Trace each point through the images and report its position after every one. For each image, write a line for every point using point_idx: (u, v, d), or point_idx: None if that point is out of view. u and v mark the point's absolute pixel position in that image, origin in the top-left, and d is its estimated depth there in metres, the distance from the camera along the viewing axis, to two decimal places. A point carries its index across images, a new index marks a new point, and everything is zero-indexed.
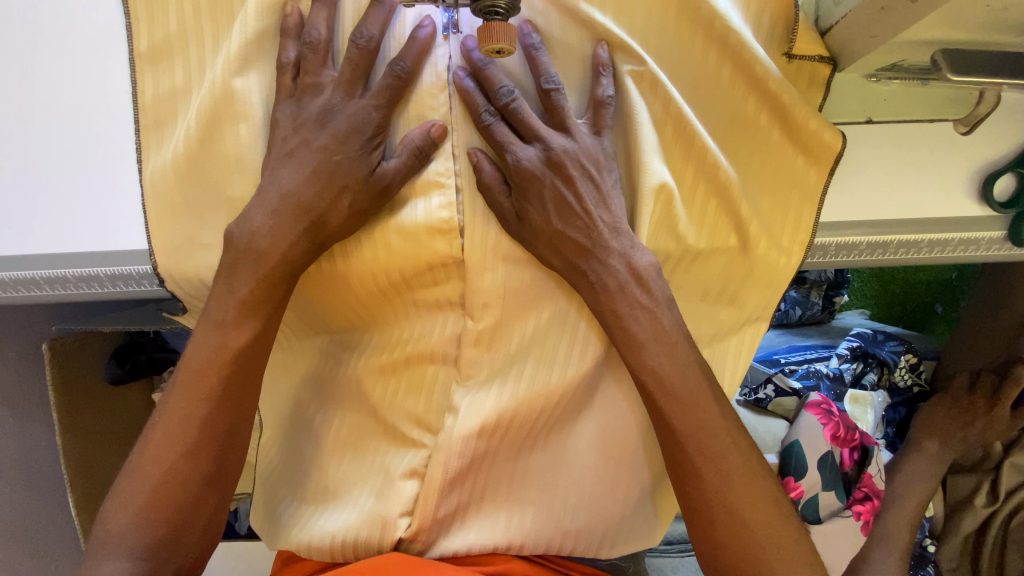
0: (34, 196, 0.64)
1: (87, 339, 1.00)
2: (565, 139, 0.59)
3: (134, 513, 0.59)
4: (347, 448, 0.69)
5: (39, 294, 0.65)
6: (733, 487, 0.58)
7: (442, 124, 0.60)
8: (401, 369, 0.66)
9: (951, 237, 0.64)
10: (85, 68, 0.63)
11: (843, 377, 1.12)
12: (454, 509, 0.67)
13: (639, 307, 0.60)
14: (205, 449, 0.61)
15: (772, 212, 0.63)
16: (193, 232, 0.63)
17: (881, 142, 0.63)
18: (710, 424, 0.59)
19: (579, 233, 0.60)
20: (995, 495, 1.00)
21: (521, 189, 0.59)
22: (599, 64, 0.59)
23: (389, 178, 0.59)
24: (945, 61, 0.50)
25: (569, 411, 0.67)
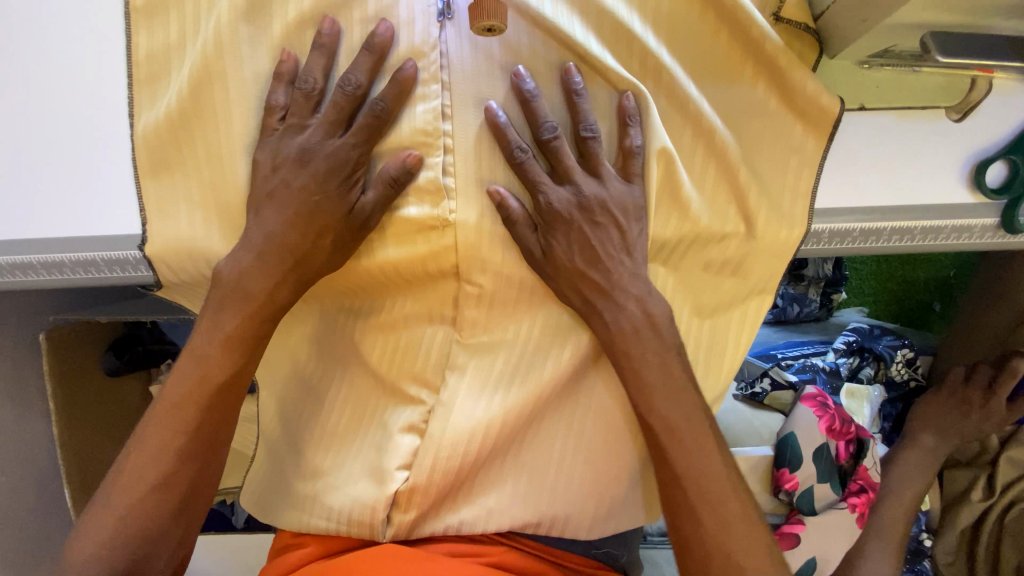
0: (33, 173, 0.64)
1: (83, 330, 1.01)
2: (596, 186, 0.61)
3: (102, 542, 0.58)
4: (351, 419, 0.71)
5: (36, 279, 0.66)
6: (729, 531, 0.60)
7: (418, 154, 0.60)
8: (387, 331, 0.68)
9: (944, 225, 0.64)
10: (83, 39, 0.63)
11: (839, 370, 1.11)
12: (449, 486, 0.68)
13: (633, 294, 0.62)
14: (176, 480, 0.61)
15: (771, 181, 0.63)
16: (189, 192, 0.63)
17: (874, 127, 0.63)
18: (693, 428, 0.63)
19: (599, 275, 0.62)
20: (991, 489, 0.99)
21: (549, 227, 0.61)
22: (626, 115, 0.60)
23: (369, 210, 0.60)
24: (935, 44, 0.51)
25: (569, 383, 0.69)
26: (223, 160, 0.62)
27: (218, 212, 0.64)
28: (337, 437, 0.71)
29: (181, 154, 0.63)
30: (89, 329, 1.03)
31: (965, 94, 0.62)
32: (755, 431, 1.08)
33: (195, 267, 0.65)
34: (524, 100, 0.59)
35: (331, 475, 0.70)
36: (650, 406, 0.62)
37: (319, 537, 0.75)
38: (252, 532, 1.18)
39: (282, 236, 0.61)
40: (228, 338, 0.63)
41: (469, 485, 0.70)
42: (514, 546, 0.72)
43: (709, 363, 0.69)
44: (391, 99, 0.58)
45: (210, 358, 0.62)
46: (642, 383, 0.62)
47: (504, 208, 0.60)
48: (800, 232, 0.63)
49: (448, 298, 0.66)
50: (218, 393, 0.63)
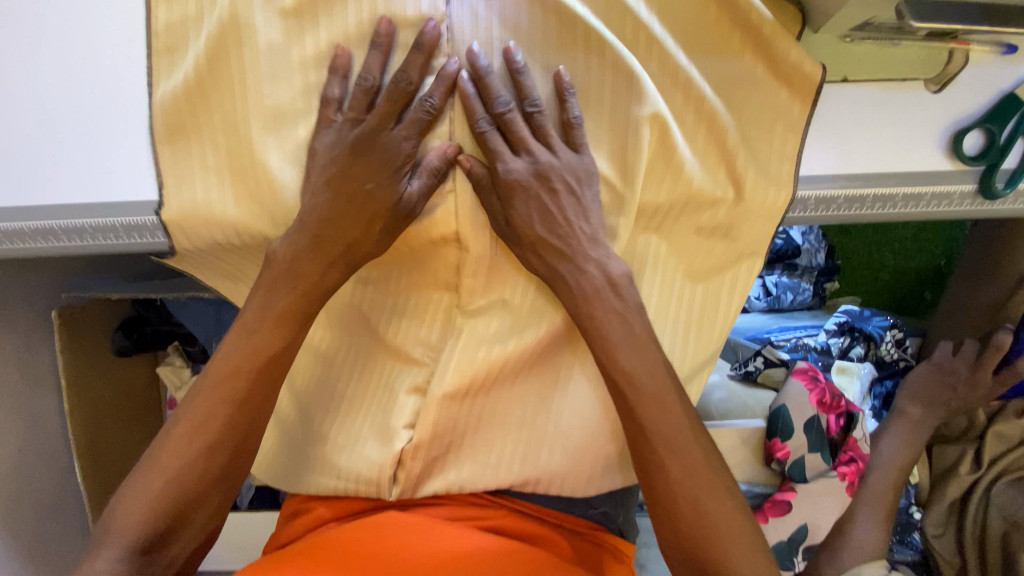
0: (55, 142, 0.67)
1: (93, 307, 1.04)
2: (548, 154, 0.64)
3: (149, 500, 0.61)
4: (359, 381, 0.74)
5: (56, 245, 0.68)
6: (694, 480, 0.64)
7: (457, 146, 0.64)
8: (395, 295, 0.71)
9: (923, 191, 0.67)
10: (106, 13, 0.67)
11: (830, 350, 1.15)
12: (449, 444, 0.73)
13: (607, 260, 0.66)
14: (221, 448, 0.63)
15: (760, 148, 0.67)
16: (203, 157, 0.66)
17: (857, 99, 0.66)
18: (673, 419, 0.65)
19: (558, 240, 0.65)
20: (978, 462, 1.02)
21: (507, 197, 0.63)
22: (563, 87, 0.62)
23: (414, 202, 0.63)
24: (909, 10, 0.55)
25: (563, 343, 0.73)
26: (237, 127, 0.65)
27: (233, 177, 0.66)
28: (347, 398, 0.74)
29: (198, 120, 0.66)
30: (98, 307, 1.06)
31: (943, 65, 0.65)
32: (749, 409, 1.09)
33: (209, 231, 0.68)
34: (478, 75, 0.62)
35: (338, 436, 0.74)
36: (641, 366, 0.65)
37: (328, 502, 0.79)
38: (258, 510, 1.20)
39: (336, 219, 0.64)
40: (280, 314, 0.65)
41: (474, 441, 0.73)
42: (515, 511, 0.77)
43: (703, 325, 0.74)
44: (440, 94, 0.62)
45: (259, 337, 0.65)
46: (604, 345, 0.65)
47: (471, 178, 0.64)
48: (786, 196, 0.67)
49: (448, 267, 0.69)
50: (269, 365, 0.65)
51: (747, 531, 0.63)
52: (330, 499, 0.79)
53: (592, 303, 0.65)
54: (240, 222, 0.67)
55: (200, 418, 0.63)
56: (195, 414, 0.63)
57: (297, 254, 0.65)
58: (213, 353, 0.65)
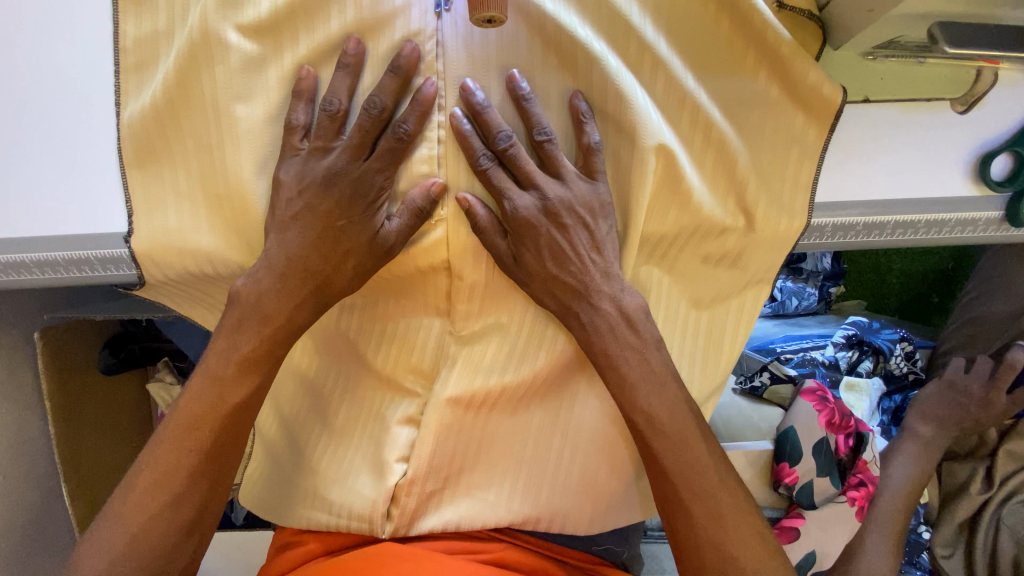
0: (25, 172, 0.63)
1: (75, 328, 1.00)
2: (560, 188, 0.60)
3: (108, 563, 0.57)
4: (350, 415, 0.70)
5: (29, 278, 0.65)
6: (724, 524, 0.61)
7: (442, 183, 0.59)
8: (384, 325, 0.67)
9: (947, 218, 0.64)
10: (75, 34, 0.63)
11: (838, 364, 1.12)
12: (444, 485, 0.69)
13: (614, 297, 0.62)
14: (186, 500, 0.60)
15: (772, 172, 0.63)
16: (179, 185, 0.63)
17: (875, 121, 0.63)
18: (696, 462, 0.62)
19: (572, 277, 0.62)
20: (990, 481, 1.00)
21: (518, 235, 0.60)
22: (579, 113, 0.59)
23: (392, 241, 0.60)
24: (942, 35, 0.51)
25: (563, 378, 0.68)
26: (216, 155, 0.61)
27: (214, 207, 0.63)
28: (336, 430, 0.71)
29: (176, 148, 0.62)
30: (83, 327, 1.02)
31: (970, 85, 0.62)
32: (753, 424, 1.07)
33: (187, 263, 0.64)
34: (476, 110, 0.58)
35: (329, 468, 0.71)
36: (652, 407, 0.62)
37: (318, 536, 0.76)
38: (254, 530, 1.18)
39: (305, 259, 0.61)
40: (244, 360, 0.62)
41: (470, 479, 0.70)
42: (514, 544, 0.74)
43: (710, 352, 0.70)
44: (414, 121, 0.57)
45: (228, 379, 0.61)
46: (623, 379, 0.62)
47: (469, 219, 0.60)
48: (800, 223, 0.63)
49: (440, 293, 0.65)
50: (234, 413, 0.62)
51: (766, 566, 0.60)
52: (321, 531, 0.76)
53: (607, 341, 0.62)
54: (223, 253, 0.64)
55: (183, 468, 0.60)
56: (178, 465, 0.60)
57: (283, 288, 0.61)
58: (192, 394, 0.61)
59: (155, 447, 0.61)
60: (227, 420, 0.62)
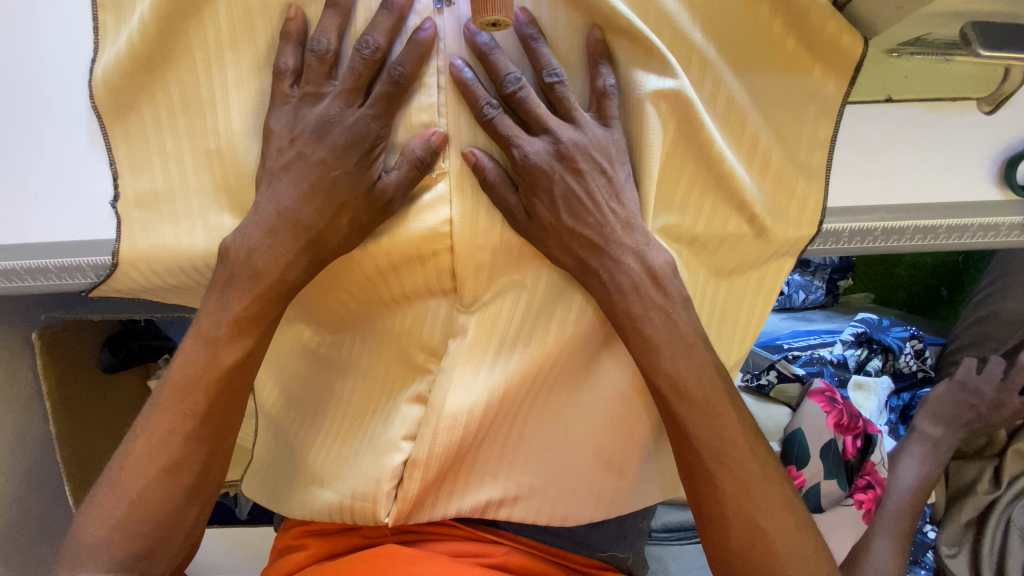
0: (24, 175, 0.63)
1: (77, 328, 1.00)
2: (573, 132, 0.57)
3: (110, 529, 0.56)
4: (357, 409, 0.68)
5: (21, 286, 0.65)
6: (752, 494, 0.59)
7: (443, 133, 0.57)
8: (392, 307, 0.64)
9: (970, 223, 0.62)
10: (72, 30, 0.63)
11: (847, 362, 1.10)
12: (452, 490, 0.68)
13: (629, 252, 0.59)
14: (186, 464, 0.59)
15: (786, 132, 0.61)
16: (169, 150, 0.61)
17: (900, 121, 0.61)
18: (725, 429, 0.60)
19: (590, 230, 0.59)
20: (997, 483, 0.99)
21: (530, 185, 0.57)
22: (596, 53, 0.57)
23: (391, 192, 0.57)
24: (976, 35, 0.50)
25: (582, 355, 0.65)
26: (207, 113, 0.60)
27: (204, 166, 0.61)
28: (336, 406, 0.69)
29: (162, 103, 0.61)
30: (81, 326, 1.01)
31: (998, 83, 0.59)
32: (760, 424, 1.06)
33: (177, 234, 0.62)
34: (482, 52, 0.56)
35: (338, 453, 0.68)
36: (678, 372, 0.59)
37: (320, 539, 0.76)
38: (258, 525, 1.18)
39: (297, 211, 0.58)
40: (237, 321, 0.60)
41: (473, 465, 0.67)
42: (519, 547, 0.73)
43: (727, 322, 0.67)
44: (410, 62, 0.55)
45: (222, 340, 0.60)
46: (647, 341, 0.59)
47: (475, 174, 0.58)
48: (817, 187, 0.61)
49: (443, 270, 0.61)
50: (230, 374, 0.60)
51: (794, 540, 0.58)
52: (324, 534, 0.76)
53: (631, 300, 0.59)
54: (215, 220, 0.62)
55: (179, 434, 0.59)
56: (174, 429, 0.59)
57: (275, 244, 0.59)
58: (180, 360, 0.60)
59: (151, 414, 0.59)
60: (224, 382, 0.60)
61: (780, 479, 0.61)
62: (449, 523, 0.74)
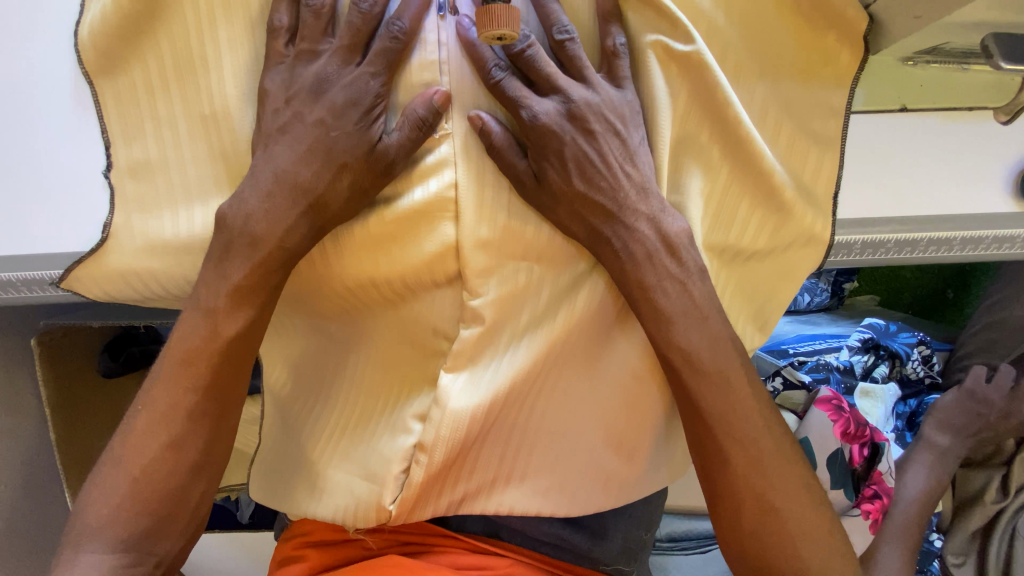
0: (21, 186, 0.63)
1: (77, 333, 0.96)
2: (585, 91, 0.56)
3: (111, 508, 0.57)
4: (362, 395, 0.64)
5: (20, 297, 0.65)
6: (766, 473, 0.58)
7: (446, 92, 0.55)
8: (402, 298, 0.60)
9: (985, 235, 0.61)
10: (61, 44, 0.63)
11: (853, 368, 1.08)
12: (460, 494, 0.63)
13: (644, 219, 0.57)
14: (188, 441, 0.58)
15: (799, 96, 0.58)
16: (160, 117, 0.59)
17: (914, 130, 0.60)
18: (737, 404, 0.59)
19: (603, 195, 0.57)
20: (1004, 491, 0.97)
21: (539, 148, 0.56)
22: (605, 11, 0.56)
23: (392, 154, 0.55)
24: (998, 48, 0.51)
25: (593, 335, 0.62)
26: (199, 76, 0.58)
27: (197, 131, 0.59)
28: (337, 399, 0.65)
29: (151, 66, 0.59)
30: (81, 332, 0.97)
31: (1014, 94, 0.58)
32: None
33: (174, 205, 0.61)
34: None
35: (341, 435, 0.64)
36: (690, 345, 0.58)
37: (321, 551, 0.75)
38: (262, 529, 1.17)
39: (295, 174, 0.56)
40: (236, 289, 0.58)
41: (467, 459, 0.62)
42: (524, 560, 0.72)
43: (747, 305, 0.64)
44: (409, 17, 0.54)
45: (222, 311, 0.58)
46: (659, 312, 0.58)
47: (481, 141, 0.56)
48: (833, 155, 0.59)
49: (448, 246, 0.57)
50: (231, 345, 0.59)
51: (809, 520, 0.58)
52: (325, 545, 0.75)
53: (644, 270, 0.57)
54: (213, 188, 0.60)
55: (181, 409, 0.58)
56: (175, 405, 0.58)
57: (274, 208, 0.57)
58: (179, 332, 0.59)
59: (152, 391, 0.59)
60: (224, 355, 0.59)
61: (791, 452, 0.60)
62: (446, 534, 0.73)
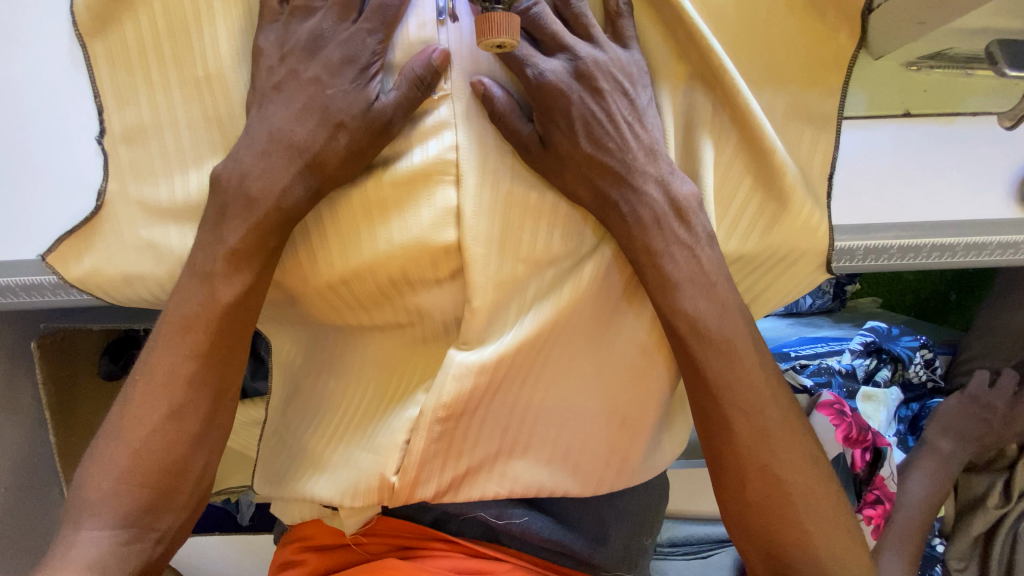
0: (17, 196, 0.64)
1: (77, 335, 0.95)
2: (592, 50, 0.56)
3: (114, 479, 0.56)
4: (368, 366, 0.63)
5: (15, 302, 0.65)
6: (771, 442, 0.57)
7: (444, 51, 0.55)
8: (402, 287, 0.58)
9: (989, 241, 0.60)
10: (64, 65, 0.65)
11: (856, 373, 1.07)
12: (462, 470, 0.61)
13: (653, 181, 0.57)
14: (189, 411, 0.58)
15: (798, 66, 0.57)
16: (153, 83, 0.59)
17: (915, 135, 0.60)
18: (745, 377, 0.58)
19: (611, 157, 0.56)
20: (1007, 495, 0.96)
21: (546, 107, 0.56)
22: None
23: (390, 113, 0.55)
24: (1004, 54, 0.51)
25: (600, 311, 0.60)
26: (194, 39, 0.58)
27: (192, 94, 0.59)
28: (340, 393, 0.64)
29: (141, 34, 0.58)
30: (81, 335, 0.96)
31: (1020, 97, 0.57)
32: None
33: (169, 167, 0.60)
34: None
35: (344, 406, 0.64)
36: (698, 316, 0.57)
37: (320, 555, 0.75)
38: (263, 530, 1.16)
39: (290, 132, 0.56)
40: (233, 253, 0.57)
41: (462, 433, 0.59)
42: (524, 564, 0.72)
43: (753, 299, 0.63)
44: None
45: (219, 274, 0.57)
46: (666, 279, 0.57)
47: (484, 105, 0.56)
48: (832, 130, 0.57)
49: (448, 212, 0.56)
50: (229, 312, 0.58)
51: (814, 492, 0.57)
52: (324, 549, 0.75)
53: (652, 234, 0.57)
54: (209, 151, 0.60)
55: (181, 375, 0.58)
56: (176, 370, 0.58)
57: (270, 165, 0.56)
58: (174, 301, 0.59)
59: (150, 366, 0.58)
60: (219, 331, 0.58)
61: (797, 423, 0.59)
62: (448, 539, 0.72)
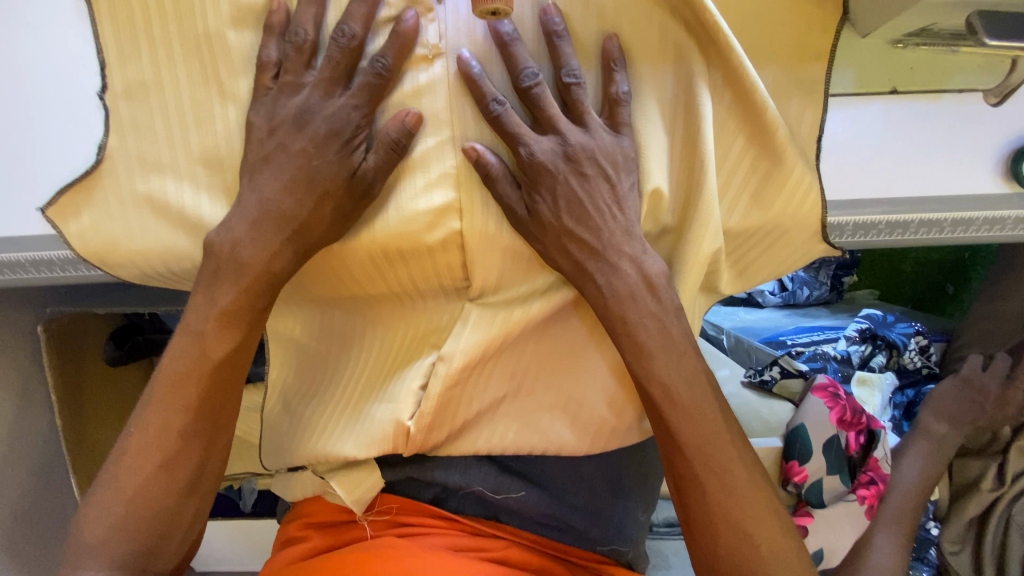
0: (28, 171, 0.66)
1: (84, 320, 0.98)
2: (581, 135, 0.57)
3: (145, 436, 0.59)
4: (380, 328, 0.66)
5: (25, 277, 0.68)
6: (713, 439, 0.59)
7: (418, 113, 0.56)
8: (395, 262, 0.60)
9: (975, 217, 0.62)
10: (66, 47, 0.66)
11: (851, 358, 1.10)
12: (480, 412, 0.65)
13: (627, 257, 0.59)
14: (191, 378, 0.60)
15: (789, 28, 0.58)
16: (151, 41, 0.59)
17: (899, 113, 0.61)
18: (713, 436, 0.59)
19: (589, 234, 0.58)
20: (1001, 479, 0.98)
21: (533, 183, 0.57)
22: (610, 59, 0.57)
23: (383, 68, 0.55)
24: (982, 25, 0.52)
25: None
26: None
27: (188, 50, 0.59)
28: (347, 370, 0.67)
29: None
30: (87, 320, 0.99)
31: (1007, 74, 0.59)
32: (762, 417, 1.05)
33: (169, 126, 0.61)
34: (504, 41, 0.55)
35: (361, 381, 0.66)
36: (670, 327, 0.59)
37: (323, 532, 0.75)
38: (265, 516, 1.18)
39: (289, 89, 0.57)
40: (238, 212, 0.58)
41: (464, 389, 0.63)
42: (520, 542, 0.73)
43: (745, 271, 0.65)
44: None
45: (222, 231, 0.58)
46: None
47: (476, 170, 0.57)
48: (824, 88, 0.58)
49: (447, 174, 0.58)
50: (231, 270, 0.59)
51: None
52: (326, 527, 0.76)
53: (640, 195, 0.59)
54: (206, 108, 0.60)
55: (192, 331, 0.60)
56: (168, 427, 0.59)
57: (271, 124, 0.57)
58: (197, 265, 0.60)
59: (147, 409, 0.60)
60: (236, 305, 0.59)
61: None
62: (447, 517, 0.74)
